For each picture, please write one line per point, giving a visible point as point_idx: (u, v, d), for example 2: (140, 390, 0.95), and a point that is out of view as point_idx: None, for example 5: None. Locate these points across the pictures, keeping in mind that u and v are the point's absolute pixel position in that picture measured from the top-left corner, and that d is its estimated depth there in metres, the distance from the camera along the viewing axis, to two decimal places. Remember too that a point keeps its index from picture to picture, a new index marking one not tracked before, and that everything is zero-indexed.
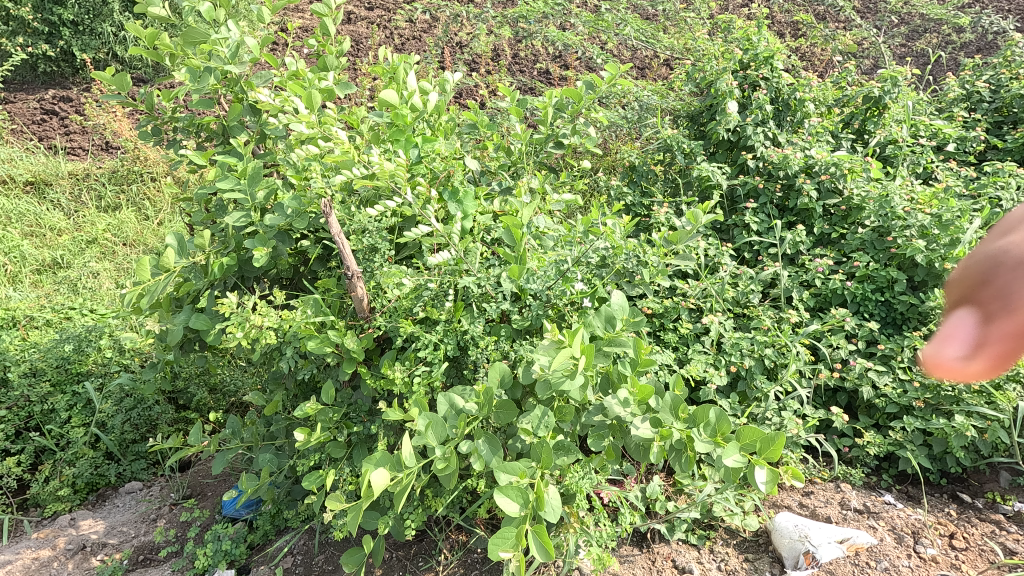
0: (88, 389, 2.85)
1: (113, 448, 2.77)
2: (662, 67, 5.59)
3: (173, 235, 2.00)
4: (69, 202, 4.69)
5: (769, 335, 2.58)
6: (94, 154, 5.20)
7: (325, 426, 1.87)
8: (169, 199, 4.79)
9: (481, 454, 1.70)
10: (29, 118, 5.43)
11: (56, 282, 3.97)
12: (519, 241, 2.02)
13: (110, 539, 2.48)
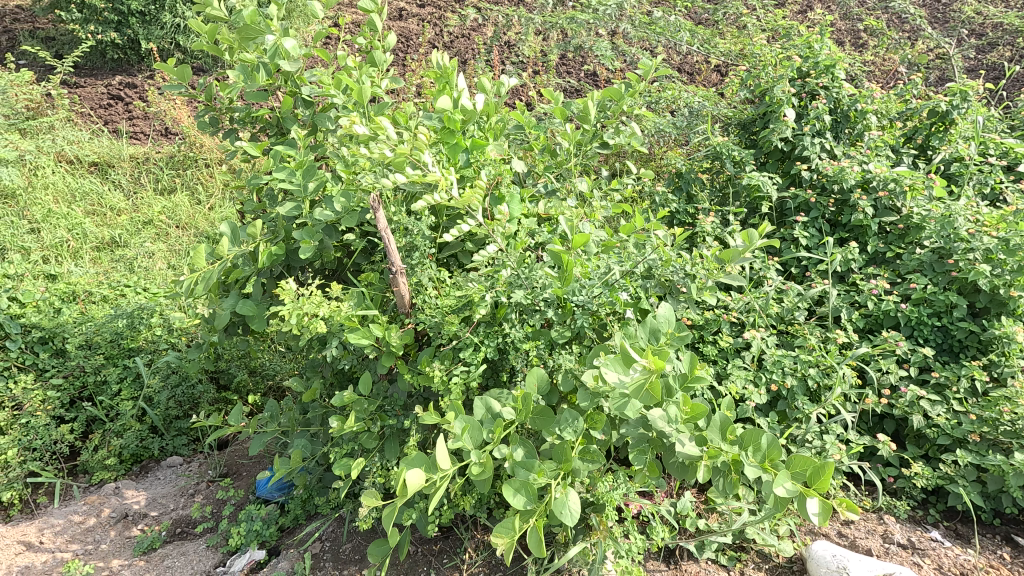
0: (138, 364, 2.98)
1: (158, 422, 2.89)
2: (713, 73, 5.47)
3: (227, 224, 2.10)
4: (129, 184, 4.91)
5: (814, 354, 2.49)
6: (155, 139, 5.44)
7: (361, 417, 1.90)
8: (221, 185, 4.97)
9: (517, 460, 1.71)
10: (97, 103, 5.70)
11: (114, 260, 4.17)
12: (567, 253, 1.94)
13: (151, 510, 2.57)
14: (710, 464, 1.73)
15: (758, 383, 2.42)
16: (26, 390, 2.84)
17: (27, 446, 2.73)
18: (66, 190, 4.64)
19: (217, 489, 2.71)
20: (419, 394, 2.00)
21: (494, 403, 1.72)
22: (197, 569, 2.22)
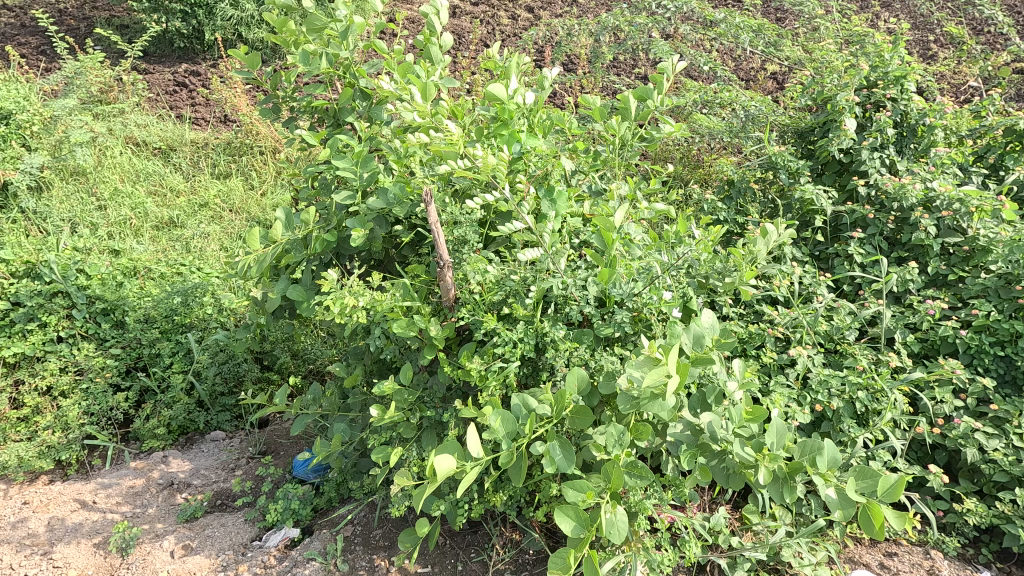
0: (190, 340, 3.12)
1: (205, 397, 3.01)
2: (770, 80, 5.31)
3: (283, 210, 2.16)
4: (189, 167, 5.13)
5: (864, 377, 2.38)
6: (214, 124, 5.66)
7: (400, 407, 1.93)
8: (274, 173, 5.14)
9: (554, 460, 1.65)
10: (163, 89, 5.97)
11: (173, 239, 4.36)
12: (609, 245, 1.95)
13: (194, 481, 2.68)
14: (770, 467, 1.65)
15: (803, 402, 2.35)
16: (88, 358, 3.00)
17: (85, 411, 2.88)
18: (131, 170, 4.87)
19: (257, 465, 2.80)
20: (458, 388, 2.02)
21: (533, 401, 1.68)
22: (235, 541, 2.30)
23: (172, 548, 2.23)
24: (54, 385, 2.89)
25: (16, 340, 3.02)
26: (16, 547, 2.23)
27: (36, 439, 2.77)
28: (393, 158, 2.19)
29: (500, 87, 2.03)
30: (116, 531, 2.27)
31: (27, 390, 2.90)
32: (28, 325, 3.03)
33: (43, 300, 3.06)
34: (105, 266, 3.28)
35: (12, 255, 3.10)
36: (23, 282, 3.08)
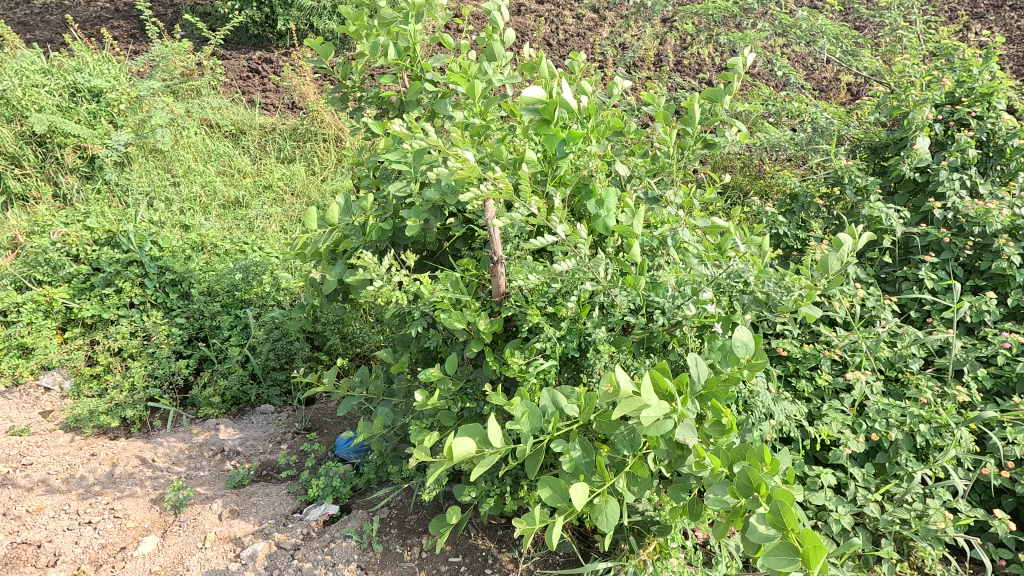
0: (248, 315, 3.26)
1: (258, 370, 3.13)
2: (843, 91, 5.08)
3: (344, 197, 2.21)
4: (256, 151, 5.36)
5: (926, 410, 2.25)
6: (282, 111, 5.88)
7: (443, 396, 1.95)
8: (335, 160, 5.30)
9: (573, 463, 1.62)
10: (237, 75, 6.25)
11: (238, 219, 4.57)
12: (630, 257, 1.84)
13: (243, 450, 2.79)
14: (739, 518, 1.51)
15: (857, 430, 2.24)
16: (154, 325, 3.17)
17: (148, 374, 3.04)
18: (204, 150, 5.12)
19: (301, 441, 2.90)
20: (501, 383, 2.03)
21: (561, 400, 1.60)
22: (278, 511, 2.39)
23: (219, 512, 2.33)
24: (123, 347, 3.08)
25: (93, 303, 3.22)
26: (81, 496, 2.38)
27: (104, 396, 2.95)
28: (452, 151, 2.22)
29: (534, 91, 1.76)
30: (170, 490, 2.40)
31: (99, 350, 3.10)
32: (104, 290, 3.23)
33: (119, 267, 3.26)
34: (175, 239, 3.46)
35: (94, 223, 3.31)
36: (102, 250, 3.29)
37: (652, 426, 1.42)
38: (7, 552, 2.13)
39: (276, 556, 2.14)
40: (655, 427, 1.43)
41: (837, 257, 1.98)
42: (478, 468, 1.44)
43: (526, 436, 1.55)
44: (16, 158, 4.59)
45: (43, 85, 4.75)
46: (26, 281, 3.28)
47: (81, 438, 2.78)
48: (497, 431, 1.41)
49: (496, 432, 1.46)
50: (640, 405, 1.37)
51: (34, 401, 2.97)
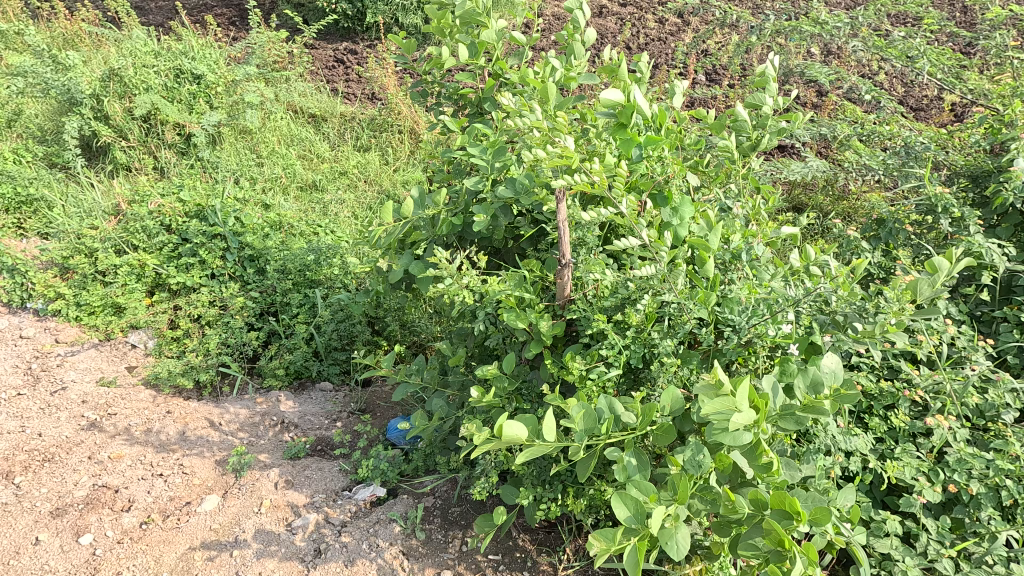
0: (316, 295, 3.40)
1: (321, 349, 3.26)
2: (945, 111, 4.73)
3: (417, 189, 2.25)
4: (336, 138, 5.56)
5: (1017, 465, 2.05)
6: (363, 100, 6.08)
7: (498, 394, 1.96)
8: (408, 152, 5.45)
9: (625, 468, 1.57)
10: (323, 64, 6.51)
11: (314, 201, 4.77)
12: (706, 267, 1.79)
13: (301, 423, 2.91)
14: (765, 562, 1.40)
15: (934, 479, 2.08)
16: (231, 296, 3.35)
17: (222, 342, 3.22)
18: (287, 134, 5.36)
19: (356, 421, 2.99)
20: (556, 387, 2.02)
21: (619, 408, 1.58)
22: (329, 487, 2.47)
23: (275, 481, 2.44)
24: (202, 315, 3.27)
25: (178, 271, 3.42)
26: (155, 449, 2.55)
27: (181, 359, 3.14)
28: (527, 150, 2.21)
29: (614, 92, 1.72)
30: (234, 454, 2.53)
31: (180, 316, 3.30)
32: (190, 259, 3.44)
33: (205, 240, 3.46)
34: (256, 217, 3.64)
35: (186, 197, 3.52)
36: (191, 222, 3.50)
37: (729, 435, 1.38)
38: (89, 494, 2.32)
39: (324, 530, 2.22)
40: (730, 436, 1.39)
41: (928, 282, 1.89)
42: (526, 455, 1.48)
43: (580, 434, 1.54)
44: (123, 131, 4.91)
45: (151, 64, 5.04)
46: (123, 246, 3.50)
47: (159, 395, 2.97)
48: (548, 428, 1.41)
49: (547, 430, 1.45)
50: (731, 408, 1.36)
51: (121, 356, 3.17)
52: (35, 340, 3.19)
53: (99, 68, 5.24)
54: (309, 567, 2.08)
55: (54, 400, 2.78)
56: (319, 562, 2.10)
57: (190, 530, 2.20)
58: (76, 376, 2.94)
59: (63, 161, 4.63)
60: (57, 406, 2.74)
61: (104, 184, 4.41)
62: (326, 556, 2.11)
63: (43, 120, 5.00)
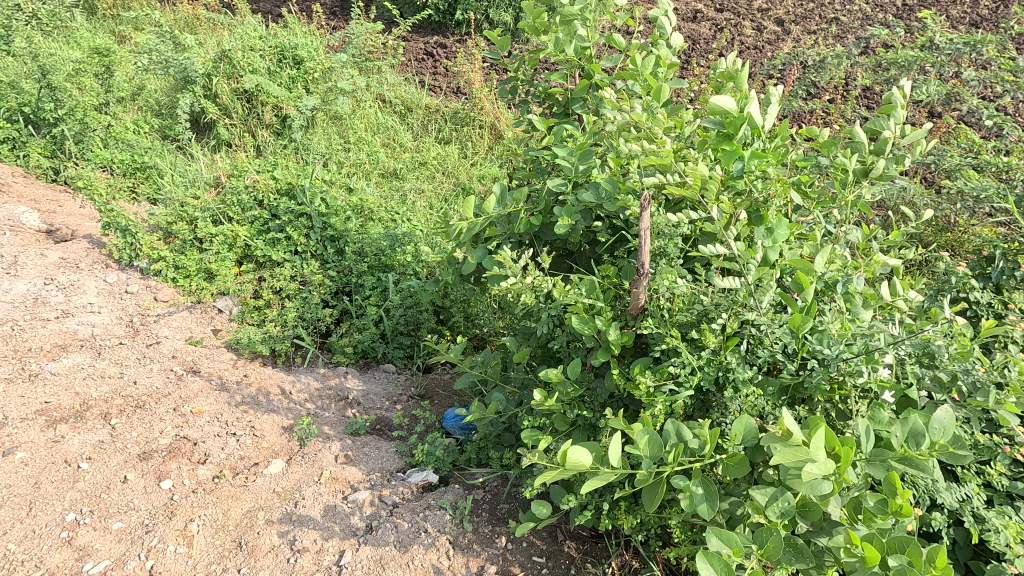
0: (389, 280, 3.53)
1: (388, 332, 3.38)
2: None
3: (499, 186, 2.26)
4: (419, 129, 5.73)
5: None
6: (447, 94, 6.21)
7: (559, 398, 1.94)
8: (486, 147, 5.54)
9: (691, 499, 1.53)
10: (414, 56, 6.70)
11: (394, 189, 4.92)
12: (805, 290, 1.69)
13: (364, 402, 3.02)
14: None
15: None
16: (311, 273, 3.52)
17: (299, 315, 3.39)
18: (373, 122, 5.57)
19: (415, 406, 3.08)
20: (619, 398, 1.98)
21: (687, 435, 1.53)
22: (385, 467, 2.55)
23: (336, 454, 2.54)
24: (283, 288, 3.44)
25: (266, 244, 3.61)
26: (232, 409, 2.71)
27: (261, 327, 3.32)
28: (613, 155, 2.17)
29: (726, 98, 1.69)
30: (300, 424, 2.66)
31: (264, 287, 3.49)
32: (277, 234, 3.63)
33: (292, 218, 3.65)
34: (340, 200, 3.80)
35: (279, 175, 3.72)
36: (281, 200, 3.70)
37: (805, 484, 1.37)
38: (172, 443, 2.47)
39: (377, 508, 2.30)
40: (808, 485, 1.37)
41: None
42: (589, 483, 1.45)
43: (645, 461, 1.52)
44: (227, 109, 5.22)
45: (258, 48, 5.34)
46: (220, 216, 3.72)
47: (239, 359, 3.16)
48: (614, 454, 1.40)
49: (614, 455, 1.43)
50: (804, 457, 1.29)
51: (209, 319, 3.38)
52: (137, 296, 3.40)
53: (211, 50, 5.60)
54: (361, 541, 2.15)
55: (149, 352, 2.98)
56: (371, 538, 2.16)
57: (255, 490, 2.32)
58: (169, 332, 3.16)
59: (173, 133, 4.98)
60: (151, 358, 2.95)
61: (207, 158, 4.72)
62: (377, 533, 2.18)
63: (159, 94, 5.38)
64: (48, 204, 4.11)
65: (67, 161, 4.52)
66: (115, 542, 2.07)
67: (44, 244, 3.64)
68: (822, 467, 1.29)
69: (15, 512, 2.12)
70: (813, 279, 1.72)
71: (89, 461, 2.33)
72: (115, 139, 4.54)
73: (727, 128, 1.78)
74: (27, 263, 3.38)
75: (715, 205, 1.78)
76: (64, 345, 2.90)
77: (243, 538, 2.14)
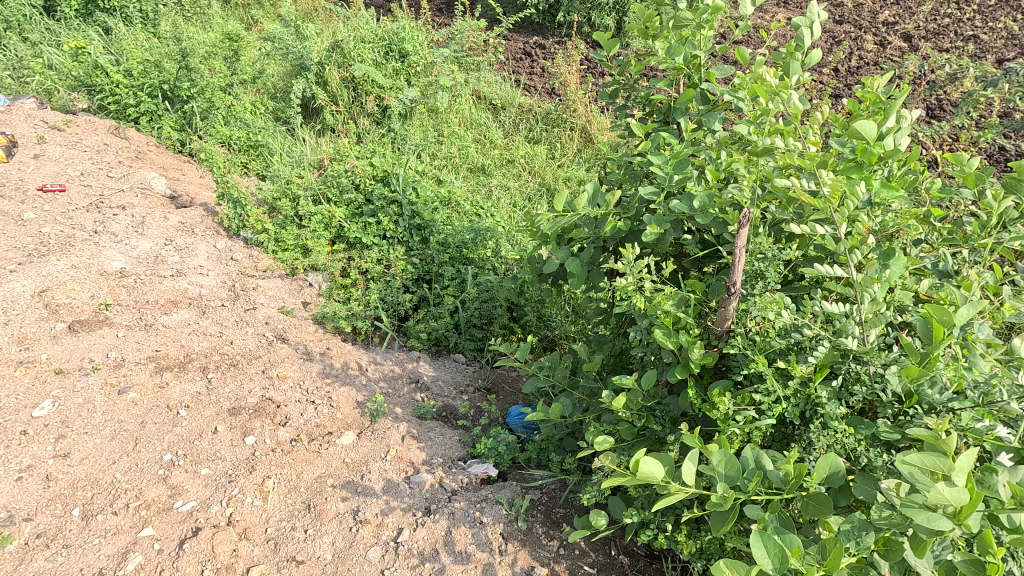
0: (468, 273, 3.62)
1: (463, 322, 3.46)
2: None
3: (591, 186, 2.22)
4: (510, 127, 5.80)
5: None
6: (542, 94, 6.24)
7: (630, 409, 1.89)
8: (575, 150, 5.54)
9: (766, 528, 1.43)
10: (513, 55, 6.78)
11: (481, 184, 5.03)
12: (936, 343, 1.50)
13: (433, 387, 3.11)
14: None
15: None
16: (396, 258, 3.67)
17: (381, 297, 3.53)
18: (467, 118, 5.70)
19: (480, 398, 3.13)
20: (692, 418, 1.91)
21: (767, 462, 1.47)
22: (447, 454, 2.61)
23: (403, 434, 2.63)
24: (369, 269, 3.60)
25: (358, 226, 3.79)
26: (313, 378, 2.88)
27: (346, 304, 3.49)
28: (712, 167, 2.09)
29: (871, 123, 1.62)
30: (373, 401, 2.78)
31: (352, 267, 3.66)
32: (369, 218, 3.79)
33: (384, 204, 3.82)
34: (430, 190, 3.94)
35: (377, 162, 3.90)
36: (376, 185, 3.88)
37: (924, 514, 1.19)
38: (258, 402, 2.65)
39: (436, 493, 2.36)
40: (924, 517, 1.19)
41: None
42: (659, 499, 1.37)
43: (720, 483, 1.45)
44: (335, 96, 5.51)
45: (369, 40, 5.61)
46: (320, 196, 3.95)
47: (323, 332, 3.34)
48: (689, 465, 1.34)
49: (689, 467, 1.37)
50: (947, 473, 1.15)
51: (300, 291, 3.59)
52: (241, 263, 3.67)
53: (326, 40, 5.94)
54: (419, 522, 2.21)
55: (246, 316, 3.22)
56: (428, 520, 2.22)
57: (327, 458, 2.45)
58: (264, 300, 3.39)
59: (285, 116, 5.33)
60: (247, 322, 3.18)
61: (313, 141, 5.03)
62: (434, 516, 2.23)
63: (276, 78, 5.76)
64: (174, 173, 4.53)
65: (194, 135, 4.96)
66: (202, 486, 2.25)
67: (167, 208, 4.00)
68: (956, 493, 1.12)
69: (124, 446, 2.35)
70: (948, 331, 1.53)
71: (188, 408, 2.55)
72: (236, 118, 4.91)
73: (858, 156, 1.74)
74: (152, 224, 3.73)
75: (841, 225, 1.65)
76: (176, 301, 3.17)
77: (312, 501, 2.27)
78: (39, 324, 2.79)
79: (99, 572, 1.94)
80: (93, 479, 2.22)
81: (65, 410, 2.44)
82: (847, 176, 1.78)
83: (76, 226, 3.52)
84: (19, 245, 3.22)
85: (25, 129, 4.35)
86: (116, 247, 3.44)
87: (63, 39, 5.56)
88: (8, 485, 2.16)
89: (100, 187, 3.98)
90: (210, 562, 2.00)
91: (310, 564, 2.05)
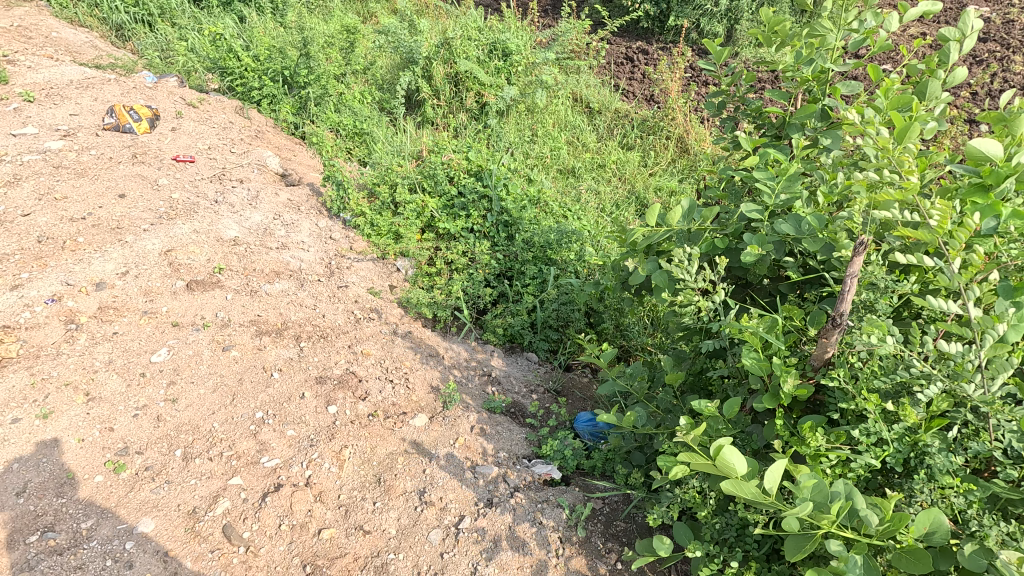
0: (550, 274, 3.63)
1: (539, 322, 3.47)
2: None
3: (689, 200, 2.06)
4: (605, 132, 5.75)
5: None
6: (640, 100, 6.13)
7: (709, 431, 1.80)
8: (669, 159, 5.42)
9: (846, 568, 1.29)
10: (614, 59, 6.68)
11: (570, 186, 5.02)
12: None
13: (504, 383, 3.14)
14: None
15: None
16: (481, 252, 3.74)
17: (462, 289, 3.61)
18: (562, 119, 5.70)
19: (549, 399, 3.13)
20: (777, 449, 1.80)
21: (859, 499, 1.35)
22: (512, 450, 2.64)
23: (472, 424, 2.69)
24: (454, 260, 3.69)
25: (448, 217, 3.89)
26: (393, 358, 3.00)
27: (429, 292, 3.60)
28: (824, 189, 1.95)
29: (994, 143, 1.48)
30: (446, 388, 2.86)
31: (438, 256, 3.77)
32: (459, 211, 3.89)
33: (475, 198, 3.90)
34: (520, 189, 3.99)
35: (472, 157, 3.99)
36: (469, 179, 3.97)
37: None
38: (342, 374, 2.81)
39: (499, 486, 2.39)
40: None
41: None
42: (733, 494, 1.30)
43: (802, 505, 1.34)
44: (437, 91, 5.69)
45: (475, 38, 5.74)
46: (416, 186, 4.10)
47: (406, 316, 3.46)
48: (779, 466, 1.26)
49: (777, 475, 1.28)
50: None
51: (388, 275, 3.75)
52: (338, 243, 3.88)
53: (435, 35, 6.14)
54: (481, 512, 2.25)
55: (338, 293, 3.40)
56: (489, 512, 2.26)
57: (400, 437, 2.55)
58: (355, 280, 3.57)
59: (390, 107, 5.56)
60: (338, 298, 3.37)
61: (413, 133, 5.23)
62: (496, 509, 2.27)
63: (385, 70, 6.03)
64: (286, 154, 4.87)
65: (307, 120, 5.30)
66: (287, 446, 2.41)
67: (278, 185, 4.31)
68: None
69: (223, 399, 2.56)
70: None
71: (281, 371, 2.74)
72: (345, 106, 5.20)
73: (983, 177, 1.59)
74: (264, 199, 4.04)
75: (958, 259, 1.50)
76: (278, 272, 3.40)
77: (382, 475, 2.36)
78: (163, 280, 3.09)
79: (193, 511, 2.14)
80: (195, 426, 2.44)
81: (178, 360, 2.69)
82: (970, 201, 1.62)
83: (201, 195, 3.87)
84: (153, 208, 3.58)
85: (166, 104, 4.82)
86: (232, 217, 3.74)
87: (204, 25, 6.11)
88: (127, 420, 2.42)
89: (223, 161, 4.34)
90: (288, 518, 2.15)
91: (376, 535, 2.14)
